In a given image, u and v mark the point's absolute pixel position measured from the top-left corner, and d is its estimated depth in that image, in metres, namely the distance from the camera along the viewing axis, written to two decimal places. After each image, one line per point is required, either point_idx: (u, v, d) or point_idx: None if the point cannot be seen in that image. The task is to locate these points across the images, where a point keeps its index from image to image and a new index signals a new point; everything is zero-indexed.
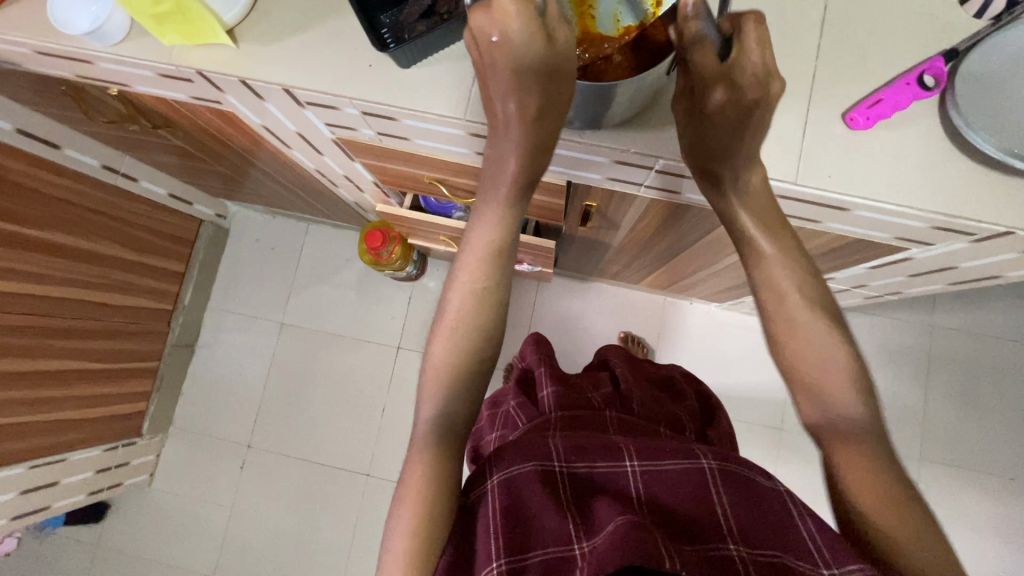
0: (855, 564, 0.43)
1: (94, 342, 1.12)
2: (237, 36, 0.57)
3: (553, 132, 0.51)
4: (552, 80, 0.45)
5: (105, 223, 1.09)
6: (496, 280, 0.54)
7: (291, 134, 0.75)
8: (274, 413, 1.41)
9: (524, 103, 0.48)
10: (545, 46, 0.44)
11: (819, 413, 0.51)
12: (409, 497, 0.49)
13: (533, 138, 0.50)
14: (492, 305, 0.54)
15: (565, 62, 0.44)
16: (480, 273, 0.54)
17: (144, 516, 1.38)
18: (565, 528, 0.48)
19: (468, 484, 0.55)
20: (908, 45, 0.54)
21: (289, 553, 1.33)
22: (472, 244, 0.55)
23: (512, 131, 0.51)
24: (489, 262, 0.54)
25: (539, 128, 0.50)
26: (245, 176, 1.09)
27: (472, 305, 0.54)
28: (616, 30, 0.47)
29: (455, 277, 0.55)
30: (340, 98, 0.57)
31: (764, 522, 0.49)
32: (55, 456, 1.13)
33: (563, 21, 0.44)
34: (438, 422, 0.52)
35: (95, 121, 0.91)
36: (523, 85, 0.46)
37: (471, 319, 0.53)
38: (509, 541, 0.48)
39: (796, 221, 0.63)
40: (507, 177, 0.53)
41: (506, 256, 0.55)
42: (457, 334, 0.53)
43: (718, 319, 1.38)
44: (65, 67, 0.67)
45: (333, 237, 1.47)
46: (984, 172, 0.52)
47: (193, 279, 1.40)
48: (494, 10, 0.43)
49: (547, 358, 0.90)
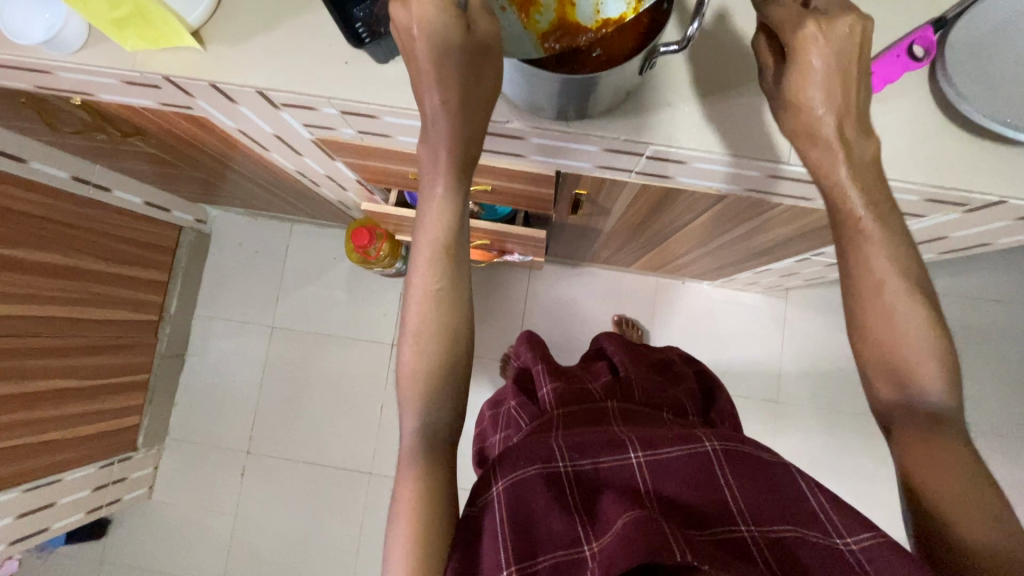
0: (866, 533, 0.48)
1: (80, 359, 1.10)
2: (203, 38, 0.54)
3: (482, 120, 0.48)
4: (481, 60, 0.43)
5: (80, 237, 1.06)
6: (450, 279, 0.50)
7: (268, 137, 0.72)
8: (271, 418, 1.40)
9: (448, 97, 0.45)
10: (463, 34, 0.42)
11: (897, 401, 0.46)
12: (404, 516, 0.48)
13: (468, 133, 0.48)
14: (454, 306, 0.51)
15: (488, 53, 0.43)
16: (433, 274, 0.50)
17: (147, 528, 1.37)
18: (573, 530, 0.52)
19: (470, 495, 0.57)
20: (897, 15, 0.52)
21: (297, 556, 1.33)
22: (419, 245, 0.50)
23: (440, 122, 0.46)
24: (438, 264, 0.50)
25: (471, 114, 0.47)
26: (223, 179, 1.06)
27: (430, 310, 0.50)
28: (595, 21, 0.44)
29: (410, 282, 0.51)
30: (316, 98, 0.55)
31: (774, 501, 0.52)
32: (50, 477, 1.11)
33: (486, 13, 0.42)
34: (424, 433, 0.50)
35: (60, 132, 0.87)
36: (447, 72, 0.44)
37: (433, 326, 0.50)
38: (520, 547, 0.50)
39: (790, 199, 0.63)
40: (441, 166, 0.48)
41: (456, 252, 0.50)
42: (423, 342, 0.50)
43: (711, 297, 1.38)
44: (23, 78, 0.63)
45: (318, 236, 1.44)
46: (974, 142, 0.52)
47: (177, 287, 1.37)
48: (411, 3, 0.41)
49: (544, 354, 0.91)
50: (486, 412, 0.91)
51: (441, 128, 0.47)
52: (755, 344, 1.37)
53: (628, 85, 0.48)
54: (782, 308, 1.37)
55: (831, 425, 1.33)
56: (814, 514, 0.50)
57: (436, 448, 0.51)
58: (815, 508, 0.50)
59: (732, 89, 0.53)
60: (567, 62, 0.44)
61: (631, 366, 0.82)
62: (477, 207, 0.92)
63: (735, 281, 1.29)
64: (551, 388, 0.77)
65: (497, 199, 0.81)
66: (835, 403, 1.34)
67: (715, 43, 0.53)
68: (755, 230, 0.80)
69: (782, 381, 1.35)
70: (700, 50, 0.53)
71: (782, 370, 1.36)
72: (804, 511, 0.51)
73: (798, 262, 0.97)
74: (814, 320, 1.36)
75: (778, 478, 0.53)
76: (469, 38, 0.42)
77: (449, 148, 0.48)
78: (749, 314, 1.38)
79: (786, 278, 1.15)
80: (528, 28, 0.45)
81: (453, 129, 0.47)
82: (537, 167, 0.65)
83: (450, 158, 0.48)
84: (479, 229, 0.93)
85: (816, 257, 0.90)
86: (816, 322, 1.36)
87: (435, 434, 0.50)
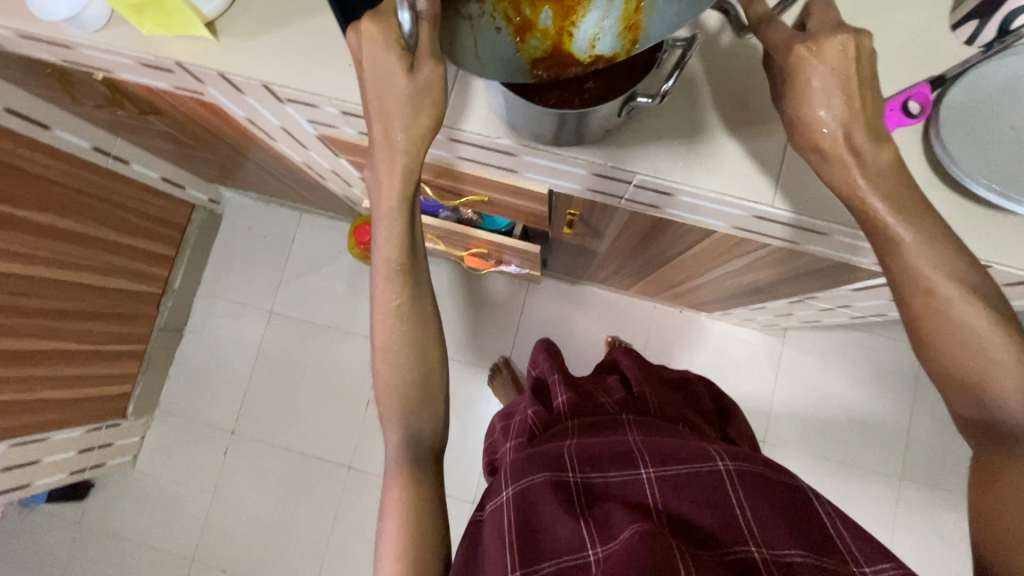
0: (886, 563, 0.48)
1: (84, 323, 1.13)
2: (218, 29, 0.56)
3: (423, 146, 0.49)
4: (421, 92, 0.46)
5: (95, 206, 1.09)
6: (408, 294, 0.51)
7: (276, 129, 0.75)
8: (260, 402, 1.41)
9: (388, 125, 0.47)
10: (408, 77, 0.45)
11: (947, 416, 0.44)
12: (393, 533, 0.50)
13: (414, 167, 0.49)
14: (418, 314, 0.52)
15: (431, 93, 0.46)
16: (393, 290, 0.51)
17: (127, 496, 1.39)
18: (579, 535, 0.51)
19: (481, 499, 0.60)
20: (897, 70, 0.53)
21: (269, 541, 1.34)
22: (376, 263, 0.52)
23: (380, 151, 0.48)
24: (396, 281, 0.51)
25: (415, 151, 0.48)
26: (237, 165, 1.09)
27: (394, 323, 0.51)
28: (588, 54, 0.44)
29: (372, 297, 0.52)
30: (318, 97, 0.56)
31: (792, 528, 0.51)
32: (40, 434, 1.14)
33: (432, 56, 0.45)
34: (408, 444, 0.52)
35: (82, 103, 0.90)
36: (387, 107, 0.46)
37: (398, 334, 0.52)
38: (525, 554, 0.51)
39: (777, 242, 0.63)
40: (384, 189, 0.49)
41: (412, 268, 0.52)
42: (395, 352, 0.52)
43: (707, 329, 1.37)
44: (49, 51, 0.66)
45: (325, 228, 1.47)
46: (963, 203, 0.52)
47: (184, 264, 1.40)
48: (364, 35, 0.45)
49: (558, 363, 0.92)
50: (496, 424, 0.87)
51: (387, 158, 0.48)
52: (748, 381, 1.35)
53: (609, 124, 0.49)
54: (778, 348, 1.36)
55: (817, 472, 1.31)
56: (832, 543, 0.51)
57: (418, 460, 0.53)
58: (831, 534, 0.51)
59: (713, 131, 0.54)
60: (563, 88, 0.48)
61: (645, 382, 0.82)
62: (475, 216, 0.92)
63: (731, 316, 1.28)
64: (566, 398, 0.76)
65: (493, 211, 0.82)
66: (823, 450, 1.32)
67: (695, 82, 0.54)
68: (746, 268, 0.79)
69: (771, 421, 1.33)
70: (679, 96, 0.54)
71: (771, 410, 1.34)
72: (818, 533, 0.51)
73: (793, 303, 0.96)
74: (808, 363, 1.35)
75: (798, 503, 0.53)
76: (410, 82, 0.45)
77: (394, 181, 0.49)
78: (745, 350, 1.36)
79: (781, 318, 1.14)
80: (520, 52, 0.43)
81: (399, 160, 0.48)
82: (531, 184, 0.66)
83: (400, 188, 0.49)
84: (475, 238, 0.93)
85: (809, 300, 0.90)
86: (809, 365, 1.35)
87: (419, 444, 0.53)
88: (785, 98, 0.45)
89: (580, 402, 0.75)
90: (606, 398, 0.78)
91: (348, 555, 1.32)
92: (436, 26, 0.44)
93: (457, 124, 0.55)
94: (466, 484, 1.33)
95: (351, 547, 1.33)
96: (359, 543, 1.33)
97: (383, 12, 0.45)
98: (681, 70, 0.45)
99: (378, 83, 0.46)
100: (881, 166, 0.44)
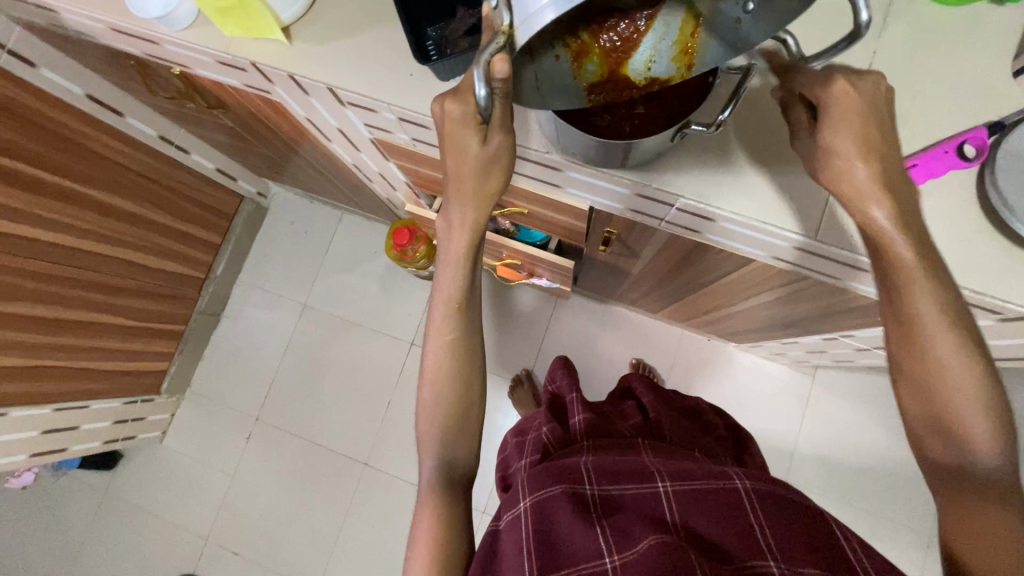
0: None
1: (130, 301, 1.18)
2: (291, 33, 0.60)
3: (490, 203, 0.51)
4: (491, 162, 0.49)
5: (154, 190, 1.15)
6: (463, 332, 0.55)
7: (332, 130, 0.78)
8: (286, 392, 1.45)
9: (460, 186, 0.50)
10: (480, 148, 0.48)
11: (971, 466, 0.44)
12: (421, 547, 0.52)
13: (482, 222, 0.52)
14: (470, 350, 0.56)
15: (501, 161, 0.49)
16: (448, 326, 0.55)
17: (152, 470, 1.44)
18: (595, 542, 0.51)
19: (497, 510, 0.58)
20: (950, 112, 0.53)
21: (280, 529, 1.37)
22: (435, 301, 0.55)
23: (451, 207, 0.52)
24: (452, 318, 0.55)
25: (484, 207, 0.51)
26: (288, 161, 1.13)
27: (445, 357, 0.55)
28: (642, 78, 0.46)
29: (428, 331, 0.56)
30: (379, 102, 0.59)
31: (808, 546, 0.50)
32: (79, 402, 1.19)
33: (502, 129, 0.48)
34: (443, 468, 0.55)
35: (156, 94, 0.97)
36: (461, 172, 0.50)
37: (448, 367, 0.55)
38: (542, 561, 0.50)
39: (817, 276, 0.63)
40: (452, 241, 0.53)
41: (468, 310, 0.55)
42: (439, 382, 0.55)
43: (734, 360, 1.35)
44: (135, 45, 0.71)
45: (364, 229, 1.51)
46: (1011, 252, 0.51)
47: (227, 252, 1.46)
48: (446, 113, 0.47)
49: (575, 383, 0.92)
50: (508, 441, 0.83)
51: (459, 210, 0.51)
52: (773, 417, 1.32)
53: (661, 148, 0.50)
54: (807, 385, 1.32)
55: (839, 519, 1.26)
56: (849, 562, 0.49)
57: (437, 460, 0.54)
58: (848, 554, 0.50)
59: (759, 164, 0.54)
60: (615, 111, 0.51)
61: (662, 408, 0.82)
62: (512, 228, 0.94)
63: (761, 348, 1.26)
64: (582, 417, 0.76)
65: (531, 224, 0.84)
66: (848, 497, 1.27)
67: (746, 124, 0.55)
68: (781, 300, 0.79)
69: (794, 461, 1.30)
70: (731, 128, 0.55)
71: (795, 449, 1.30)
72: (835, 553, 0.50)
73: (827, 340, 0.94)
74: (838, 405, 1.31)
75: (812, 525, 0.53)
76: (483, 150, 0.48)
77: (465, 231, 0.52)
78: (772, 385, 1.34)
79: (813, 355, 1.12)
80: (578, 77, 0.45)
81: (469, 213, 0.51)
82: (571, 200, 0.68)
83: (469, 238, 0.53)
84: (510, 249, 0.95)
85: (843, 338, 0.88)
86: (839, 407, 1.31)
87: (451, 471, 0.55)
88: (835, 130, 0.45)
89: (597, 422, 0.75)
90: (623, 423, 0.78)
91: (356, 552, 1.34)
92: (505, 102, 0.44)
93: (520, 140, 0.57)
94: (480, 494, 1.33)
95: (359, 545, 1.34)
96: (367, 542, 1.34)
97: (462, 89, 0.47)
98: (738, 100, 0.47)
99: (454, 152, 0.49)
100: (913, 226, 0.46)
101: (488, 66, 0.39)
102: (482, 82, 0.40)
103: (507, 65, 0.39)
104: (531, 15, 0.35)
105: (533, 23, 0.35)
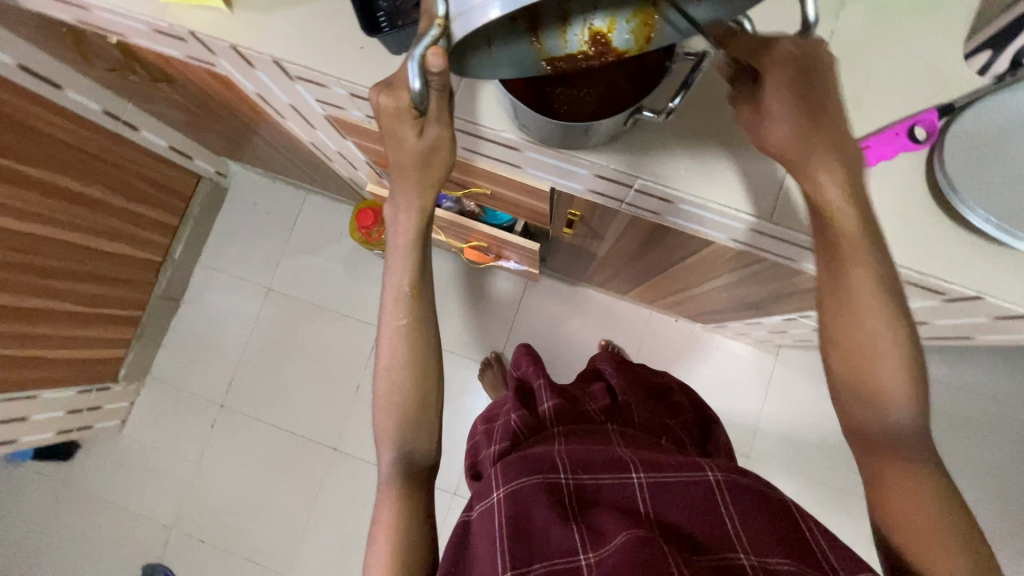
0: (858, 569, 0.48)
1: (82, 286, 1.13)
2: (232, 1, 0.57)
3: (433, 188, 0.51)
4: (431, 152, 0.48)
5: (101, 168, 1.08)
6: (417, 319, 0.54)
7: (284, 105, 0.75)
8: (251, 378, 1.42)
9: (405, 175, 0.49)
10: (418, 140, 0.47)
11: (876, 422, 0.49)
12: (381, 543, 0.51)
13: (429, 203, 0.52)
14: (425, 334, 0.55)
15: (439, 151, 0.48)
16: (401, 309, 0.54)
17: (112, 460, 1.39)
18: (570, 539, 0.51)
19: (469, 499, 0.58)
20: (905, 94, 0.53)
21: (249, 515, 1.35)
22: (387, 287, 0.55)
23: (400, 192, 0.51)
24: (405, 303, 0.54)
25: (427, 192, 0.51)
26: (244, 139, 1.09)
27: (400, 344, 0.54)
28: (609, 22, 0.43)
29: (382, 318, 0.55)
30: (327, 76, 0.56)
31: (774, 534, 0.52)
32: (27, 391, 1.14)
33: (438, 121, 0.46)
34: (400, 460, 0.54)
35: (95, 65, 0.90)
36: (404, 161, 0.48)
37: (402, 355, 0.54)
38: (515, 553, 0.50)
39: (776, 258, 0.63)
40: (401, 230, 0.53)
41: (421, 295, 0.55)
42: (394, 373, 0.54)
43: (702, 340, 1.37)
44: (64, 10, 0.66)
45: (329, 211, 1.47)
46: (955, 234, 0.52)
47: (186, 234, 1.41)
48: (382, 108, 0.45)
49: (541, 368, 0.92)
50: (477, 427, 0.83)
51: (405, 196, 0.51)
52: (739, 394, 1.35)
53: (614, 133, 0.50)
54: (770, 363, 1.36)
55: (799, 491, 1.31)
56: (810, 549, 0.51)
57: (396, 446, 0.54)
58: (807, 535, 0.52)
59: (718, 146, 0.54)
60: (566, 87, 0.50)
61: (630, 391, 0.83)
62: (478, 209, 0.93)
63: (725, 328, 1.28)
64: (551, 404, 0.76)
65: (495, 205, 0.82)
66: (808, 471, 1.32)
67: (701, 105, 0.54)
68: (742, 280, 0.79)
69: (757, 437, 1.34)
70: (689, 109, 0.54)
71: (758, 425, 1.34)
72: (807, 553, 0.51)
73: (787, 321, 0.96)
74: (800, 381, 1.35)
75: (779, 513, 0.54)
76: (421, 142, 0.47)
77: (411, 216, 0.52)
78: (738, 364, 1.36)
79: (776, 335, 1.14)
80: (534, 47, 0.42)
81: (414, 198, 0.51)
82: (533, 180, 0.66)
83: (417, 224, 0.52)
84: (476, 231, 0.93)
85: (803, 319, 0.89)
86: (801, 384, 1.35)
87: (411, 462, 0.55)
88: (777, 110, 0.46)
89: (566, 407, 0.75)
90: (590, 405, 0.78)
91: (327, 536, 1.33)
92: (442, 96, 0.43)
93: (472, 118, 0.55)
94: (451, 476, 1.34)
95: (330, 528, 1.34)
96: (338, 526, 1.34)
97: (396, 81, 0.45)
98: (688, 89, 0.47)
99: (394, 143, 0.47)
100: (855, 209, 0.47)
101: (422, 60, 0.38)
102: (416, 75, 0.39)
103: (441, 59, 0.38)
104: (470, 10, 0.34)
105: (474, 18, 0.33)
